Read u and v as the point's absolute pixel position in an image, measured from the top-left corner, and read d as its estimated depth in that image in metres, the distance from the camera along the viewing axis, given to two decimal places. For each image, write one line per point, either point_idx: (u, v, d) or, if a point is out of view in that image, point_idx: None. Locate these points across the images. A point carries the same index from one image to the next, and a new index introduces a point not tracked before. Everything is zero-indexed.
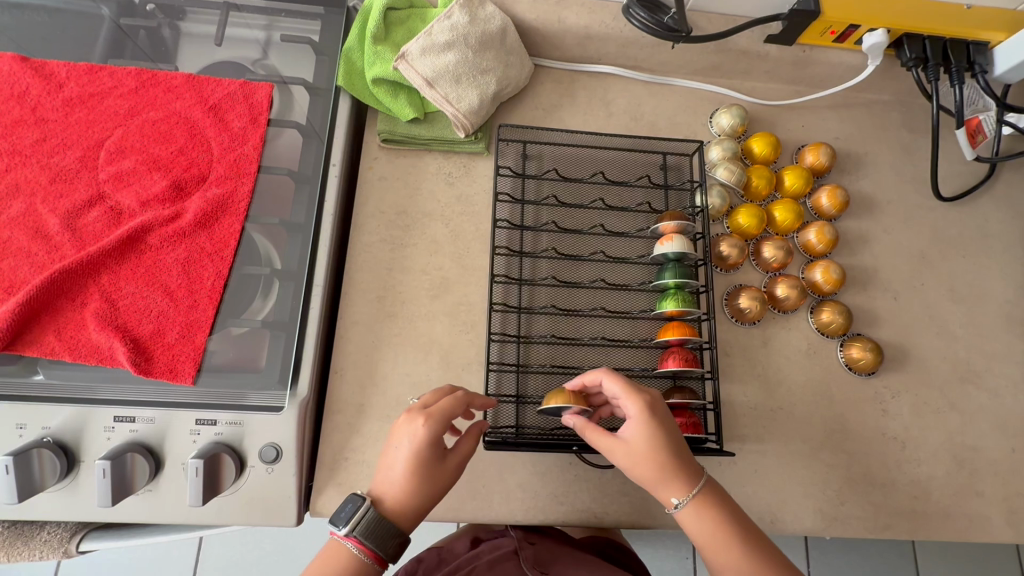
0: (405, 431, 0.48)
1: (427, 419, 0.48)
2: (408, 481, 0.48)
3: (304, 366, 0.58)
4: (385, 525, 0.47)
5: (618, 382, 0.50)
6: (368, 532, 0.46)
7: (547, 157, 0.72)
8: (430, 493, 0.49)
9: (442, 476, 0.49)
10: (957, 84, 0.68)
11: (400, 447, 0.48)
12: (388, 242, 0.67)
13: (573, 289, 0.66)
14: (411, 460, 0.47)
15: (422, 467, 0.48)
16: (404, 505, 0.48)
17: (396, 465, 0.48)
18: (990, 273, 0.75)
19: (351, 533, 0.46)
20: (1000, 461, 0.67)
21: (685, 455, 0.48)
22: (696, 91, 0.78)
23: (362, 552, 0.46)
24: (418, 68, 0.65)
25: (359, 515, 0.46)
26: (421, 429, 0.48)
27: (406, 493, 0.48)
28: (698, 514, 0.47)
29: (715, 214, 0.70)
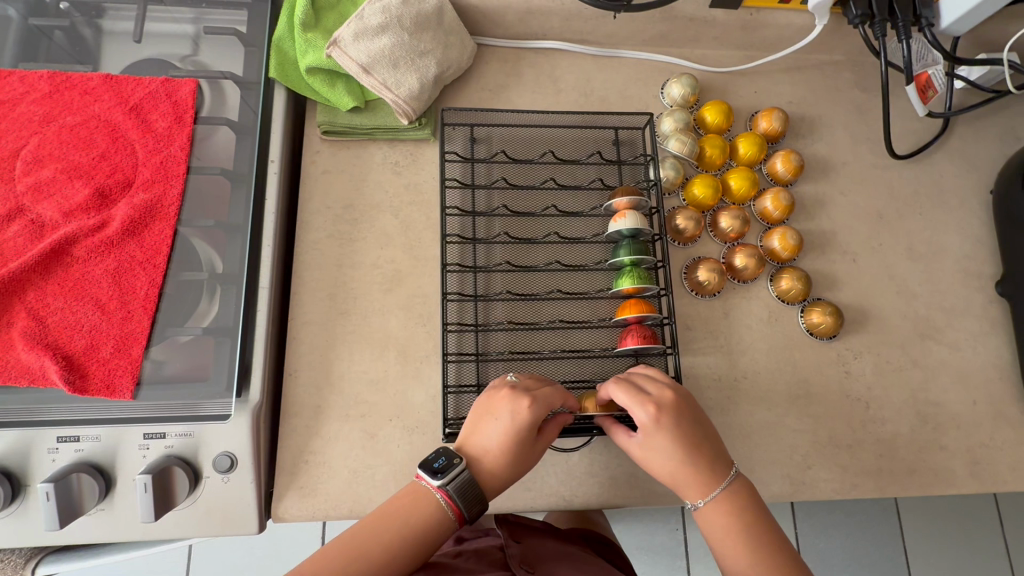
0: (511, 408, 0.51)
1: (534, 402, 0.51)
2: (504, 453, 0.51)
3: (254, 372, 0.56)
4: (476, 488, 0.49)
5: (628, 392, 0.52)
6: (459, 490, 0.49)
7: (496, 140, 0.70)
8: (519, 467, 0.52)
9: (531, 453, 0.52)
10: (905, 39, 0.67)
11: (502, 422, 0.51)
12: (336, 237, 0.65)
13: (528, 273, 0.65)
14: (512, 435, 0.50)
15: (521, 443, 0.51)
16: (495, 476, 0.51)
17: (496, 436, 0.51)
18: (947, 228, 0.75)
19: (443, 486, 0.49)
20: (962, 414, 0.68)
21: (698, 457, 0.51)
22: (646, 62, 0.76)
23: (449, 507, 0.49)
24: (352, 54, 0.62)
25: (455, 470, 0.49)
26: (527, 409, 0.51)
27: (501, 463, 0.51)
28: (716, 515, 0.50)
29: (670, 187, 0.69)
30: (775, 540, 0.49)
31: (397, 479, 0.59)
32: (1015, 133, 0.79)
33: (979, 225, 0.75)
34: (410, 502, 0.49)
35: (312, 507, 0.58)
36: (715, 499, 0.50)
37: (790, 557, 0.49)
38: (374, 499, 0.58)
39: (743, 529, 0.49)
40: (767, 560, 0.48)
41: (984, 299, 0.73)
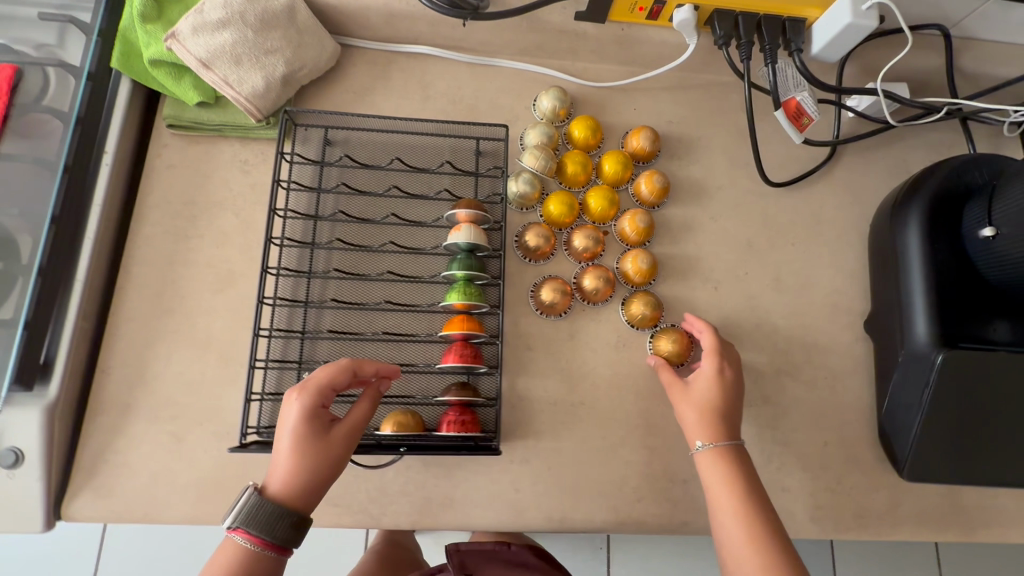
0: (287, 410, 0.51)
1: (301, 391, 0.51)
2: (296, 456, 0.49)
3: (57, 365, 0.56)
4: (270, 509, 0.47)
5: (715, 344, 0.61)
6: (249, 519, 0.47)
7: (351, 143, 0.68)
8: (320, 467, 0.49)
9: (326, 447, 0.50)
10: (771, 64, 0.65)
11: (283, 425, 0.50)
12: (171, 233, 0.64)
13: (361, 282, 0.63)
14: (291, 433, 0.49)
15: (307, 439, 0.49)
16: (294, 485, 0.49)
17: (283, 443, 0.50)
18: (821, 261, 0.72)
19: (234, 525, 0.47)
20: (810, 455, 0.66)
21: (732, 409, 0.58)
22: (521, 73, 0.74)
23: (250, 541, 0.47)
24: (190, 48, 0.61)
25: (238, 504, 0.47)
26: (297, 401, 0.50)
27: (294, 470, 0.49)
28: (715, 458, 0.55)
29: (525, 202, 0.67)
30: (748, 493, 0.53)
31: (199, 485, 0.58)
32: (907, 166, 0.77)
33: (856, 259, 0.73)
34: (217, 554, 0.48)
35: (105, 509, 0.56)
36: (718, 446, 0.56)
37: (759, 510, 0.52)
38: (172, 503, 0.57)
39: (744, 473, 0.54)
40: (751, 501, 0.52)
41: (852, 336, 0.70)
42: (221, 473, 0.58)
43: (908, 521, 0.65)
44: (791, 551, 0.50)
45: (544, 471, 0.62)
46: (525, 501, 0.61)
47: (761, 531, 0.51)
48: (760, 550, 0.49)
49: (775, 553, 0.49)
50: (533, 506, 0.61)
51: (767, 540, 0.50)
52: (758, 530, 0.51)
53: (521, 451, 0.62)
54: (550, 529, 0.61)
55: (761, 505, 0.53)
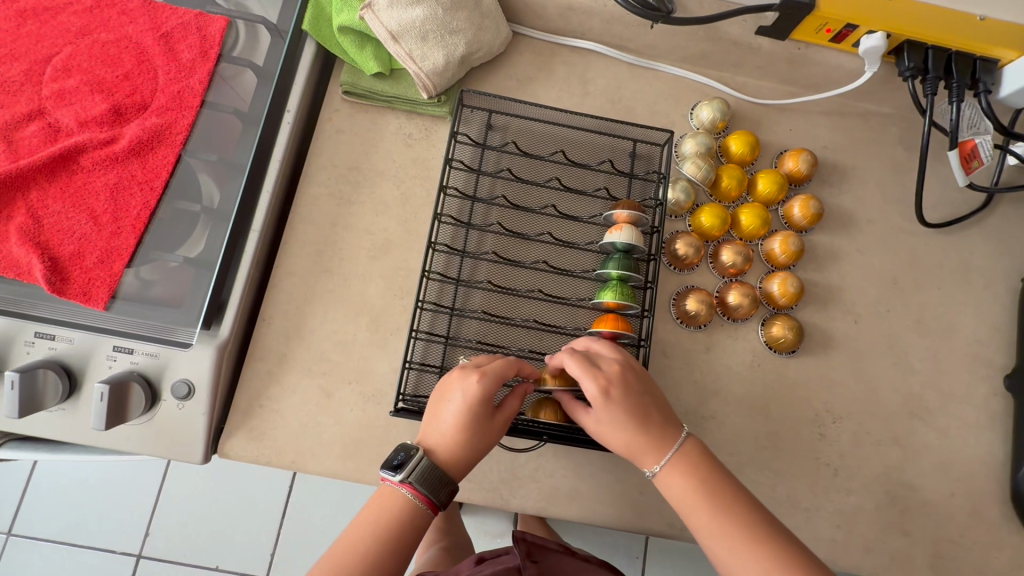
0: (459, 387, 0.50)
1: (484, 375, 0.50)
2: (460, 432, 0.50)
3: (229, 310, 0.58)
4: (440, 475, 0.49)
5: (583, 371, 0.51)
6: (421, 479, 0.49)
7: (512, 130, 0.69)
8: (478, 449, 0.51)
9: (489, 433, 0.51)
10: (956, 101, 0.63)
11: (453, 402, 0.50)
12: (335, 196, 0.66)
13: (514, 268, 0.64)
14: (461, 414, 0.50)
15: (478, 419, 0.50)
16: (452, 461, 0.50)
17: (449, 419, 0.50)
18: (965, 309, 0.71)
19: (406, 479, 0.49)
20: (935, 503, 0.65)
21: (649, 412, 0.52)
22: (681, 80, 0.74)
23: (416, 497, 0.49)
24: (384, 20, 0.63)
25: (413, 462, 0.49)
26: (477, 384, 0.50)
27: (456, 447, 0.50)
28: (675, 478, 0.51)
29: (678, 210, 0.67)
30: (722, 505, 0.49)
31: (342, 441, 0.60)
32: None
33: (1000, 313, 0.71)
34: (379, 500, 0.50)
35: (255, 451, 0.59)
36: (668, 463, 0.51)
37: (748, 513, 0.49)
38: (316, 455, 0.59)
39: (700, 485, 0.50)
40: (719, 502, 0.49)
41: (989, 390, 0.68)
42: (364, 432, 0.60)
43: None
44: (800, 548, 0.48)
45: None
46: (648, 505, 0.62)
47: (758, 537, 0.48)
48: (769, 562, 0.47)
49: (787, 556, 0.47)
50: (656, 512, 0.61)
51: (766, 549, 0.47)
52: (758, 540, 0.48)
53: None
54: (668, 536, 0.62)
55: (743, 507, 0.49)
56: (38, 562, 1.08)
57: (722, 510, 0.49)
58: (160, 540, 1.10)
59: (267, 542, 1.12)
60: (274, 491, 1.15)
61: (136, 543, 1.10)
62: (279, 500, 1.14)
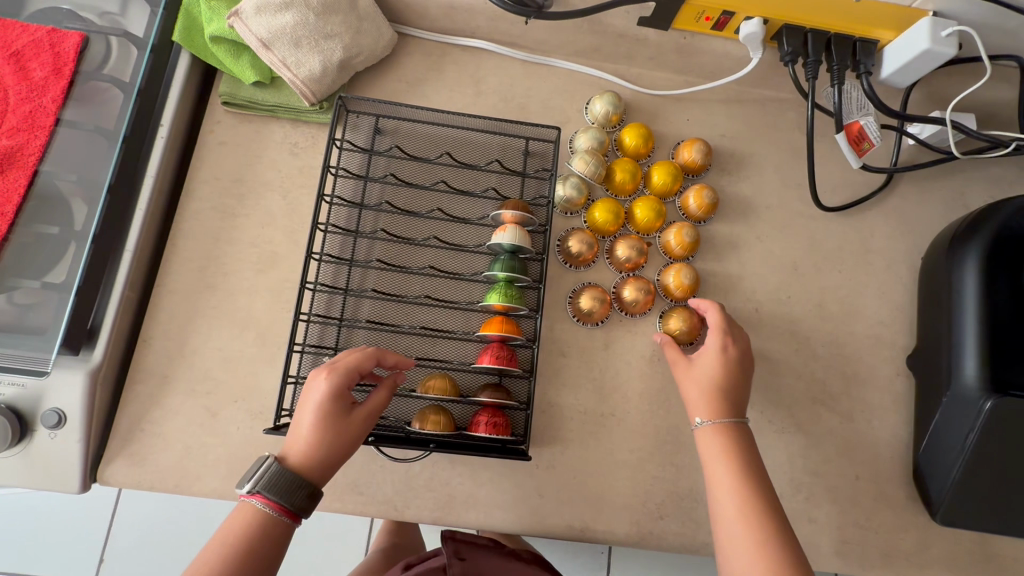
0: (313, 388, 0.51)
1: (330, 371, 0.52)
2: (315, 430, 0.50)
3: (101, 333, 0.57)
4: (290, 479, 0.49)
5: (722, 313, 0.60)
6: (271, 485, 0.48)
7: (400, 133, 0.68)
8: (339, 447, 0.51)
9: (347, 425, 0.51)
10: (837, 84, 0.63)
11: (308, 404, 0.51)
12: (218, 210, 0.65)
13: (402, 274, 0.63)
14: (316, 413, 0.50)
15: (331, 415, 0.51)
16: (314, 463, 0.50)
17: (306, 422, 0.50)
18: (867, 291, 0.70)
19: (255, 490, 0.48)
20: (840, 488, 0.65)
21: (737, 389, 0.56)
22: (575, 74, 0.73)
23: (268, 505, 0.48)
24: (252, 27, 0.61)
25: (260, 469, 0.48)
26: (324, 381, 0.51)
27: (315, 447, 0.50)
28: (716, 436, 0.54)
29: (570, 207, 0.66)
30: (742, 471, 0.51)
31: (229, 461, 0.59)
32: (964, 200, 0.74)
33: (903, 293, 0.71)
34: (232, 519, 0.48)
35: (138, 477, 0.57)
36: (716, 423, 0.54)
37: (751, 486, 0.50)
38: (201, 477, 0.58)
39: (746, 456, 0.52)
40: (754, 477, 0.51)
41: (893, 371, 0.68)
42: (252, 451, 0.59)
43: (935, 564, 0.63)
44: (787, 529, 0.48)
45: (569, 479, 0.62)
46: (548, 508, 0.61)
47: (754, 502, 0.49)
48: (751, 523, 0.48)
49: (772, 527, 0.48)
50: (556, 514, 0.61)
51: (754, 512, 0.48)
52: (750, 503, 0.49)
53: (547, 457, 0.62)
54: (571, 537, 0.61)
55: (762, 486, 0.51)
56: None
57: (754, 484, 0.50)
58: None
59: None
60: None
61: None
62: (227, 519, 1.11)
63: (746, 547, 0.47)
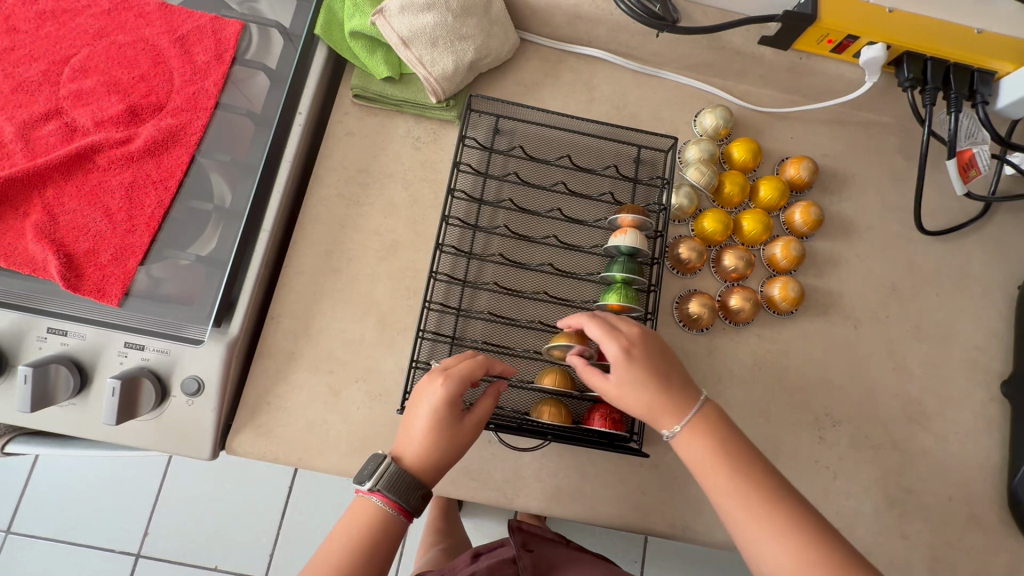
0: (427, 393, 0.52)
1: (446, 379, 0.51)
2: (428, 437, 0.51)
3: (239, 308, 0.58)
4: (406, 479, 0.51)
5: (602, 334, 0.53)
6: (388, 487, 0.50)
7: (519, 134, 0.70)
8: (449, 452, 0.52)
9: (460, 433, 0.52)
10: (954, 112, 0.65)
11: (422, 408, 0.51)
12: (344, 197, 0.67)
13: (519, 270, 0.65)
14: (429, 419, 0.51)
15: (444, 422, 0.51)
16: (425, 464, 0.52)
17: (420, 424, 0.52)
18: (963, 315, 0.72)
19: (374, 487, 0.50)
20: (933, 507, 0.66)
21: (666, 381, 0.53)
22: (685, 87, 0.75)
23: (386, 504, 0.50)
24: (395, 25, 0.64)
25: (380, 470, 0.50)
26: (440, 389, 0.51)
27: (428, 450, 0.51)
28: (695, 439, 0.51)
29: (681, 215, 0.68)
30: (737, 469, 0.50)
31: (349, 439, 0.61)
32: None
33: (998, 320, 0.72)
34: (353, 511, 0.51)
35: (263, 448, 0.60)
36: (687, 428, 0.52)
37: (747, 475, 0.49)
38: (323, 452, 0.60)
39: (723, 452, 0.50)
40: (743, 472, 0.49)
41: (987, 396, 0.69)
42: (371, 430, 0.61)
43: None
44: (799, 498, 0.49)
45: (671, 479, 0.63)
46: (651, 506, 0.62)
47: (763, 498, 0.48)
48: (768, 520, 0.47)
49: (778, 494, 0.49)
50: (658, 513, 0.62)
51: (760, 492, 0.48)
52: (756, 498, 0.48)
53: (651, 457, 0.63)
54: (671, 536, 0.62)
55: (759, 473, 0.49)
56: (38, 560, 1.09)
57: (746, 477, 0.49)
58: (158, 537, 1.11)
59: (267, 540, 1.12)
60: (276, 492, 1.15)
61: (134, 542, 1.10)
62: (279, 500, 1.14)
63: (772, 542, 0.47)
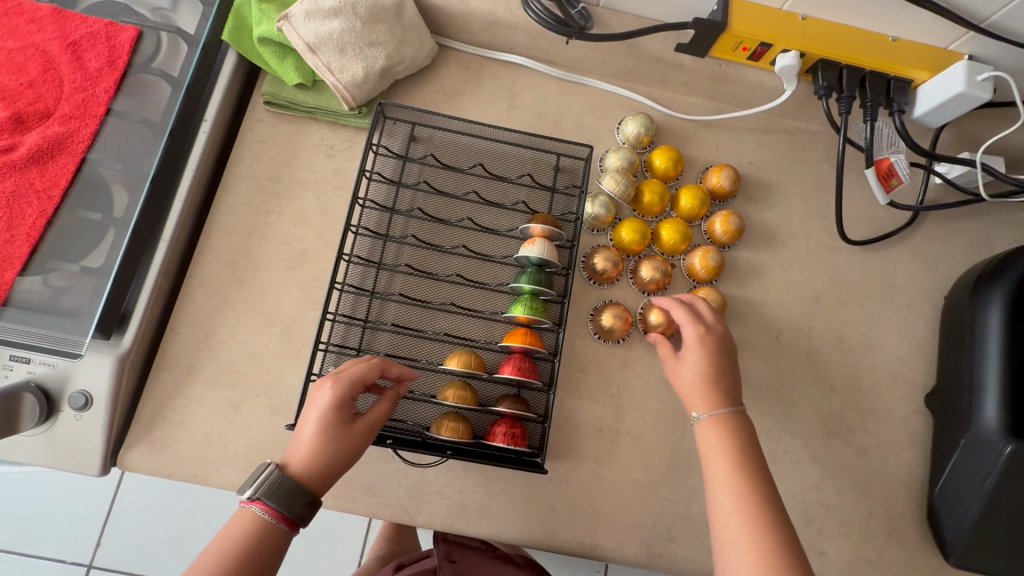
0: (317, 397, 0.51)
1: (336, 381, 0.51)
2: (318, 440, 0.50)
3: (134, 319, 0.58)
4: (290, 486, 0.48)
5: (685, 310, 0.58)
6: (271, 493, 0.47)
7: (435, 142, 0.69)
8: (338, 456, 0.50)
9: (351, 436, 0.51)
10: (870, 120, 0.64)
11: (312, 411, 0.51)
12: (253, 206, 0.66)
13: (429, 281, 0.64)
14: (318, 421, 0.50)
15: (334, 424, 0.50)
16: (311, 471, 0.49)
17: (308, 429, 0.50)
18: (887, 326, 0.70)
19: (254, 496, 0.47)
20: (852, 523, 0.64)
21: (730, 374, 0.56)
22: (609, 94, 0.74)
23: (267, 514, 0.47)
24: (301, 31, 0.63)
25: (262, 475, 0.48)
26: (330, 391, 0.51)
27: (314, 453, 0.50)
28: (715, 430, 0.53)
29: (598, 224, 0.67)
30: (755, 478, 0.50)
31: (247, 454, 0.59)
32: (988, 243, 0.74)
33: (923, 331, 0.71)
34: (229, 525, 0.47)
35: (157, 464, 0.58)
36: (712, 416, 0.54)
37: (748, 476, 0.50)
38: (219, 468, 0.58)
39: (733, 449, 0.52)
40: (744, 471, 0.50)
41: (910, 409, 0.68)
42: (270, 445, 0.60)
43: None
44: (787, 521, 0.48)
45: (581, 496, 0.62)
46: (559, 523, 0.61)
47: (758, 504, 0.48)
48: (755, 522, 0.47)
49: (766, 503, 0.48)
50: (566, 530, 0.61)
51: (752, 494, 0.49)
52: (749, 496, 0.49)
53: (560, 472, 0.62)
54: (579, 553, 0.61)
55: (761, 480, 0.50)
56: None
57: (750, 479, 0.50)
58: None
59: None
60: None
61: None
62: None
63: (739, 545, 0.46)
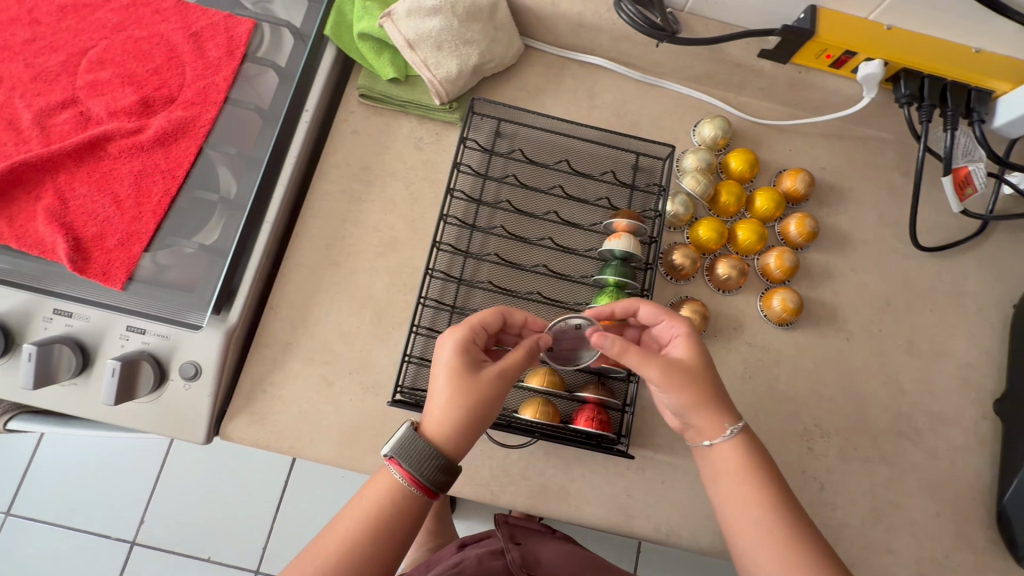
0: (444, 348, 0.52)
1: (457, 329, 0.53)
2: (453, 387, 0.49)
3: (238, 296, 0.60)
4: (422, 442, 0.48)
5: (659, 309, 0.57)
6: (403, 452, 0.47)
7: (519, 138, 0.71)
8: (477, 400, 0.49)
9: (486, 378, 0.50)
10: (950, 129, 0.66)
11: (439, 363, 0.51)
12: (347, 193, 0.69)
13: (515, 271, 0.67)
14: (448, 369, 0.50)
15: (466, 369, 0.50)
16: (443, 424, 0.49)
17: (440, 380, 0.50)
18: (956, 331, 0.72)
19: (391, 454, 0.48)
20: (921, 522, 0.65)
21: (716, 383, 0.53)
22: (686, 97, 0.76)
23: (400, 474, 0.48)
24: (402, 29, 0.66)
25: (397, 433, 0.48)
26: (454, 339, 0.52)
27: (453, 400, 0.49)
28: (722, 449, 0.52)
29: (677, 222, 0.69)
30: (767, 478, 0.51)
31: (340, 430, 0.62)
32: None
33: (992, 338, 0.72)
34: (374, 484, 0.48)
35: (256, 435, 0.61)
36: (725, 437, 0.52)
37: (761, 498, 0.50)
38: (314, 441, 0.61)
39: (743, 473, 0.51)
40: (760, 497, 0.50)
41: (978, 413, 0.69)
42: (362, 422, 0.62)
43: None
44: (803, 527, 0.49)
45: (657, 484, 0.64)
46: (636, 510, 0.63)
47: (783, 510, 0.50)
48: (798, 542, 0.48)
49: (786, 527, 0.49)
50: (643, 516, 0.62)
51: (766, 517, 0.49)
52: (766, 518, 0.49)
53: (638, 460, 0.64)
54: (653, 539, 0.63)
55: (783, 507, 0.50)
56: (34, 541, 1.11)
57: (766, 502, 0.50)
58: (154, 527, 1.13)
59: (261, 531, 1.14)
60: (272, 483, 1.17)
61: (131, 529, 1.13)
62: (276, 490, 1.17)
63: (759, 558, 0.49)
